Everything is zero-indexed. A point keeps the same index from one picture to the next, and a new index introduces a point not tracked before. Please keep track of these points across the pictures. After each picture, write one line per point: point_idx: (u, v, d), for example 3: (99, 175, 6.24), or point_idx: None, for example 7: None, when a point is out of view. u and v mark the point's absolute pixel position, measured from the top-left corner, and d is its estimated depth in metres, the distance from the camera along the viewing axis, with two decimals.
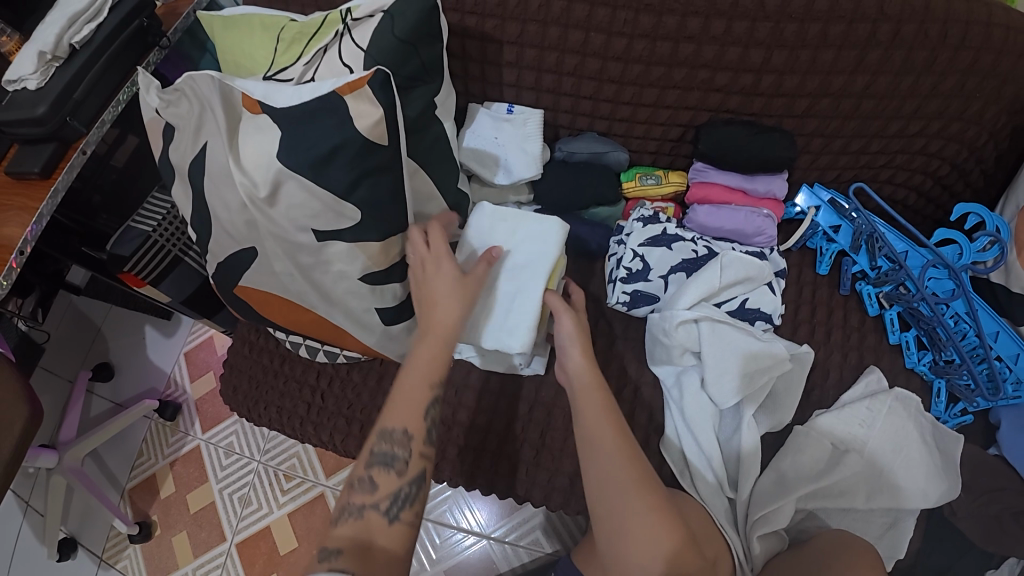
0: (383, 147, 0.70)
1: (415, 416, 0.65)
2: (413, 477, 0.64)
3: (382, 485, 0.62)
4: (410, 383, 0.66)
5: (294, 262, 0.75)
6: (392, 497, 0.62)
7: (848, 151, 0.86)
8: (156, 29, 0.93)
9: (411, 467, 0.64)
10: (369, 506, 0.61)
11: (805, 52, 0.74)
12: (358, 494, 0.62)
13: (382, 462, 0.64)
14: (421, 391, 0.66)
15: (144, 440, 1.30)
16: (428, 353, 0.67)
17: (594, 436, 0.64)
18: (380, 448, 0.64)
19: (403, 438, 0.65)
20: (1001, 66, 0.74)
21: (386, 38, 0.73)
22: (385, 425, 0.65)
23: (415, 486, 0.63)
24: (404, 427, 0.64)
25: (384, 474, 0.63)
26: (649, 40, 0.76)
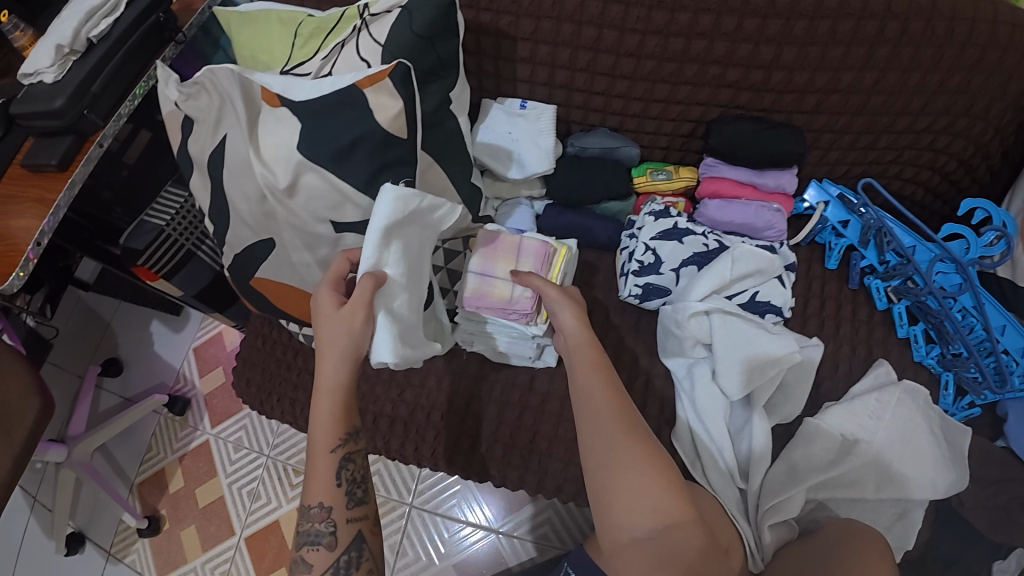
0: (402, 140, 0.71)
1: (329, 485, 0.64)
2: (347, 545, 0.64)
3: (315, 563, 0.63)
4: (313, 451, 0.64)
5: (313, 252, 0.76)
6: (333, 567, 0.63)
7: (856, 147, 0.87)
8: (172, 24, 0.93)
9: (341, 538, 0.64)
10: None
11: (815, 48, 0.76)
12: (298, 574, 0.64)
13: (309, 542, 0.64)
14: (326, 454, 0.64)
15: (152, 435, 1.31)
16: (325, 407, 0.64)
17: (586, 389, 0.65)
18: (306, 527, 0.64)
19: (323, 510, 0.64)
20: (1006, 64, 0.76)
21: (404, 33, 0.74)
22: (306, 503, 0.65)
23: (353, 553, 0.64)
24: (320, 502, 0.64)
25: (314, 553, 0.63)
26: (661, 37, 0.77)
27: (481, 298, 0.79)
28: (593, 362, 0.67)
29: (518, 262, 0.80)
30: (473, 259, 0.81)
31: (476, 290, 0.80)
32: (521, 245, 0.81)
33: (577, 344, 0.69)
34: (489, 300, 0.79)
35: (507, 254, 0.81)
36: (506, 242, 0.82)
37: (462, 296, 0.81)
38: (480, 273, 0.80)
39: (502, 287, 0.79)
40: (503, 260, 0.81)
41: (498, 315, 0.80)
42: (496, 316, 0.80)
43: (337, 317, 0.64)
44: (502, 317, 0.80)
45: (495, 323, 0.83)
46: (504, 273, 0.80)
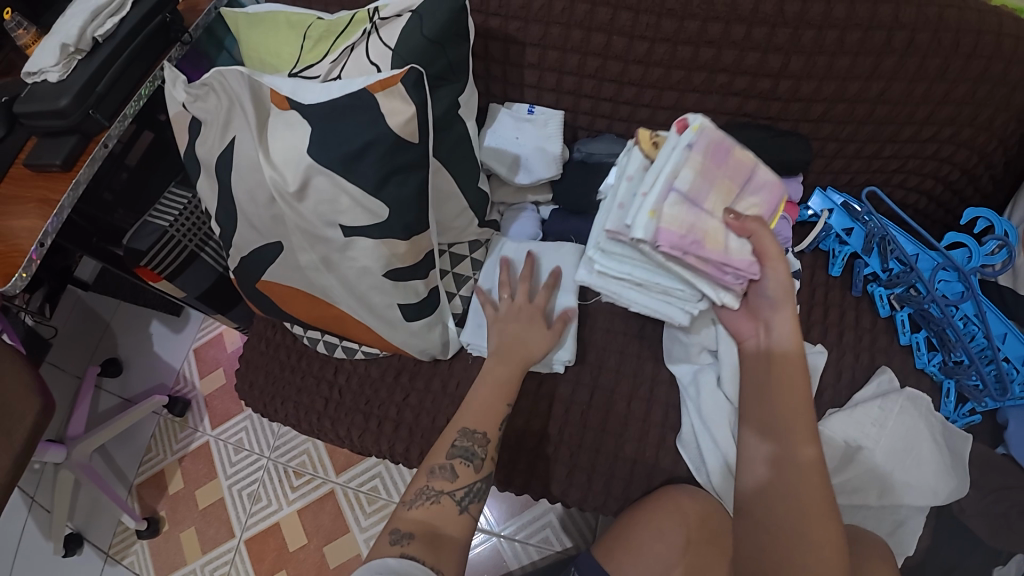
0: (412, 144, 0.71)
1: (492, 420, 0.72)
2: (485, 475, 0.70)
3: (460, 476, 0.68)
4: (491, 401, 0.73)
5: (321, 256, 0.76)
6: (466, 489, 0.68)
7: (861, 155, 0.88)
8: (178, 25, 0.94)
9: (486, 465, 0.70)
10: (446, 492, 0.67)
11: (823, 58, 0.76)
12: (438, 480, 0.67)
13: (463, 456, 0.69)
14: (503, 405, 0.74)
15: (152, 436, 1.30)
16: (503, 370, 0.76)
17: (788, 418, 0.63)
18: (461, 444, 0.70)
19: (483, 439, 0.71)
20: (1011, 75, 0.76)
21: (415, 38, 0.75)
22: (469, 426, 0.72)
23: (485, 485, 0.69)
24: (486, 431, 0.71)
25: (464, 467, 0.69)
26: (670, 44, 0.78)
27: (678, 237, 0.63)
28: (789, 380, 0.65)
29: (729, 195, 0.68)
30: (689, 171, 0.64)
31: (689, 225, 0.64)
32: (751, 175, 0.69)
33: (785, 356, 0.66)
34: (703, 244, 0.64)
35: (726, 183, 0.67)
36: (729, 162, 0.67)
37: (650, 229, 0.63)
38: (690, 203, 0.64)
39: (719, 231, 0.66)
40: (718, 191, 0.67)
41: (705, 261, 0.65)
42: (699, 261, 0.65)
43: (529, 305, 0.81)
44: (709, 269, 0.67)
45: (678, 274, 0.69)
46: (714, 209, 0.66)
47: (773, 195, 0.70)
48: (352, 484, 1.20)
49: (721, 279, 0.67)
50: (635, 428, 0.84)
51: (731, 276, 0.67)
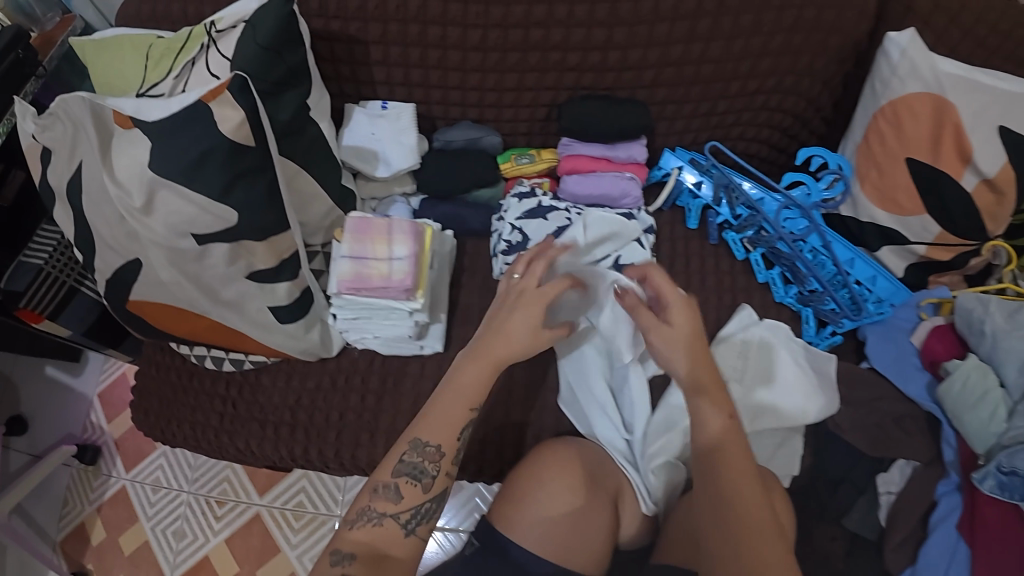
0: (251, 147, 0.74)
1: (453, 433, 0.64)
2: (435, 494, 0.64)
3: (405, 496, 0.62)
4: (456, 402, 0.64)
5: (180, 269, 0.77)
6: (413, 511, 0.62)
7: (699, 114, 0.94)
8: (32, 60, 0.89)
9: (436, 484, 0.64)
10: (389, 515, 0.61)
11: (643, 27, 0.82)
12: (380, 501, 0.62)
13: (410, 474, 0.63)
14: (467, 409, 0.64)
15: (68, 488, 1.24)
16: (479, 366, 0.65)
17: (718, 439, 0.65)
18: (411, 460, 0.63)
19: (436, 453, 0.64)
20: (823, 19, 0.83)
21: (249, 46, 0.76)
22: (420, 438, 0.64)
23: (434, 502, 0.64)
24: (439, 445, 0.63)
25: (410, 488, 0.63)
26: (502, 30, 0.83)
27: (352, 282, 0.81)
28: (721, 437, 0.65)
29: (390, 241, 0.83)
30: (346, 244, 0.83)
31: (357, 272, 0.82)
32: (390, 225, 0.84)
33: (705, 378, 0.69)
34: (368, 282, 0.81)
35: (379, 235, 0.83)
36: (375, 223, 0.84)
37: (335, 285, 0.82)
38: (356, 258, 0.82)
39: (382, 263, 0.82)
40: (376, 244, 0.83)
41: (378, 295, 0.82)
42: (374, 298, 0.82)
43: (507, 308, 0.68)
44: (384, 297, 0.82)
45: (377, 304, 0.83)
46: (379, 253, 0.82)
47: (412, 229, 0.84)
48: (276, 504, 1.19)
49: (394, 296, 0.82)
50: (508, 388, 0.91)
51: (396, 293, 0.81)
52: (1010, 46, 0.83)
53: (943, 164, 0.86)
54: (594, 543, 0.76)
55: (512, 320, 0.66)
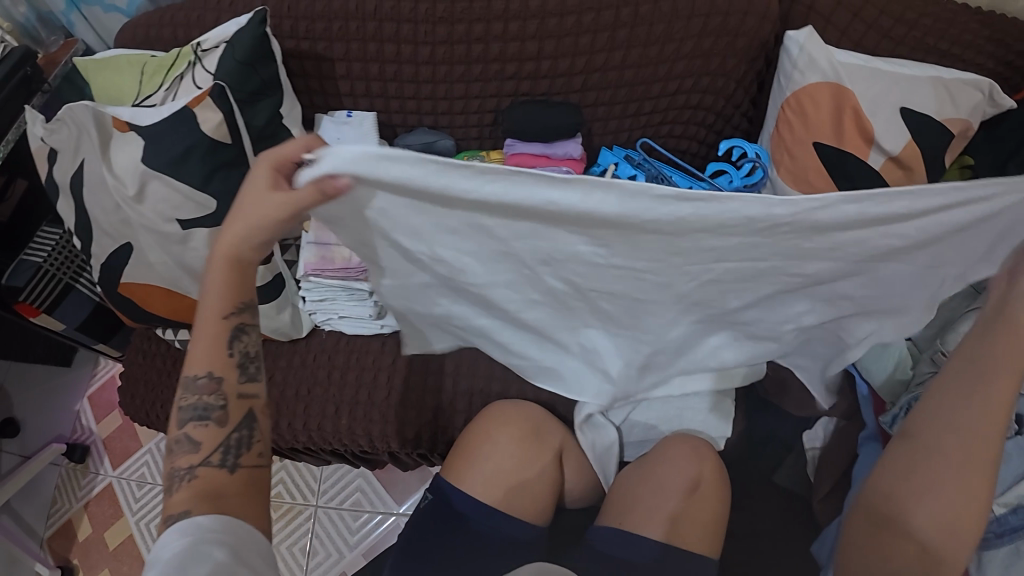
0: (228, 144, 0.85)
1: (219, 354, 0.62)
2: (238, 423, 0.62)
3: (203, 440, 0.59)
4: (203, 317, 0.62)
5: (166, 251, 0.88)
6: (221, 448, 0.60)
7: (628, 114, 1.06)
8: (38, 77, 1.03)
9: (230, 414, 0.61)
10: (197, 464, 0.58)
11: (569, 39, 0.94)
12: (180, 456, 0.59)
13: (195, 418, 0.60)
14: (219, 321, 0.61)
15: (56, 487, 1.31)
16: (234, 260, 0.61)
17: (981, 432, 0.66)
18: (189, 400, 0.61)
19: (210, 385, 0.61)
20: (730, 23, 0.93)
21: (229, 62, 0.88)
22: (189, 375, 0.61)
23: (244, 431, 0.61)
24: (208, 373, 0.61)
25: (202, 429, 0.60)
26: (447, 45, 0.95)
27: (318, 263, 0.94)
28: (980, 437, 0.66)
29: None
30: (311, 231, 0.96)
31: (323, 256, 0.94)
32: None
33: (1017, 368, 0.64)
34: (332, 264, 0.94)
35: None
36: None
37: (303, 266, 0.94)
38: (320, 244, 0.95)
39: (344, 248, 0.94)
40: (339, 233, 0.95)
41: (340, 276, 0.94)
42: (336, 278, 0.94)
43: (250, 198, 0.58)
44: (345, 277, 0.94)
45: (341, 285, 0.95)
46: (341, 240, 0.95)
47: None
48: None
49: (354, 277, 0.94)
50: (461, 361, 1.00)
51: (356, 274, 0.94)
52: (919, 32, 0.95)
53: (848, 146, 0.97)
54: (537, 488, 0.83)
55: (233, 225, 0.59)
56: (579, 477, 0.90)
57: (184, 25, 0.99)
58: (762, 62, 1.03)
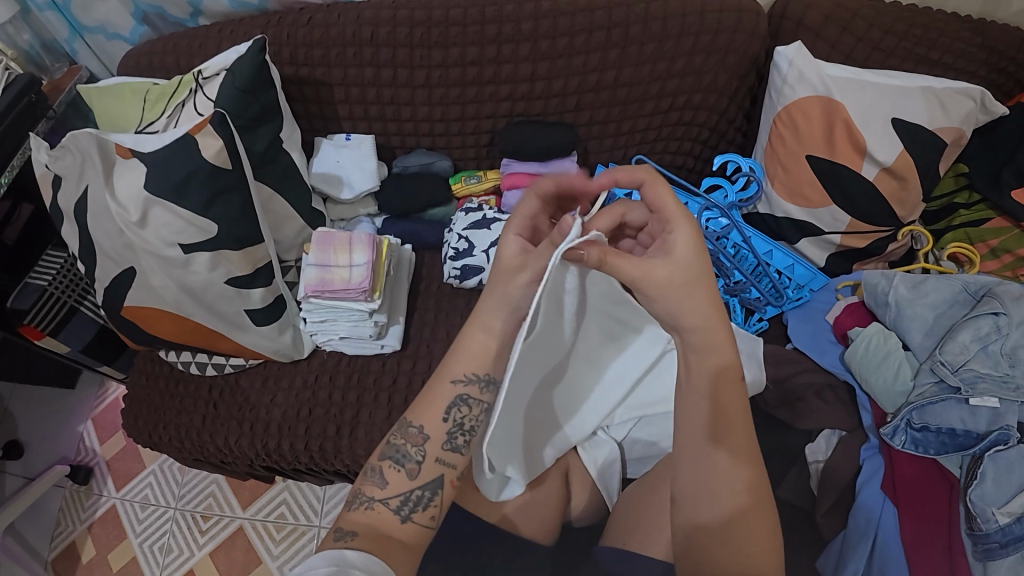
0: (228, 170, 0.87)
1: (436, 416, 0.69)
2: (425, 482, 0.68)
3: (392, 482, 0.68)
4: (440, 378, 0.71)
5: (169, 274, 0.89)
6: (402, 497, 0.67)
7: (623, 132, 1.07)
8: (43, 103, 1.05)
9: (425, 472, 0.68)
10: (378, 500, 0.67)
11: (561, 60, 0.95)
12: (369, 485, 0.68)
13: (393, 460, 0.69)
14: (449, 384, 0.70)
15: (60, 509, 1.31)
16: (473, 346, 0.69)
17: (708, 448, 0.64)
18: (396, 443, 0.70)
19: (419, 438, 0.69)
20: (720, 41, 0.95)
21: (228, 89, 0.88)
22: (409, 420, 0.71)
23: (428, 491, 0.68)
24: (420, 426, 0.69)
25: (394, 474, 0.68)
26: (443, 69, 0.97)
27: (315, 284, 0.93)
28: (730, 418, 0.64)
29: (351, 250, 0.95)
30: (312, 254, 0.95)
31: (321, 277, 0.93)
32: (351, 236, 0.96)
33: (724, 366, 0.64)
34: (331, 285, 0.93)
35: (341, 246, 0.95)
36: (335, 236, 0.96)
37: (301, 289, 0.94)
38: (319, 266, 0.94)
39: (343, 269, 0.93)
40: (338, 253, 0.95)
41: (340, 296, 0.93)
42: (336, 299, 0.94)
43: (506, 267, 0.66)
44: (345, 299, 0.94)
45: (341, 306, 0.95)
46: (341, 261, 0.94)
47: (369, 239, 0.96)
48: (259, 515, 1.26)
49: (354, 298, 0.93)
50: None
51: (355, 294, 0.93)
52: (910, 42, 0.95)
53: (840, 157, 0.98)
54: (545, 509, 0.83)
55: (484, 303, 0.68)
56: (584, 495, 0.89)
57: (186, 53, 1.01)
58: (754, 77, 1.04)
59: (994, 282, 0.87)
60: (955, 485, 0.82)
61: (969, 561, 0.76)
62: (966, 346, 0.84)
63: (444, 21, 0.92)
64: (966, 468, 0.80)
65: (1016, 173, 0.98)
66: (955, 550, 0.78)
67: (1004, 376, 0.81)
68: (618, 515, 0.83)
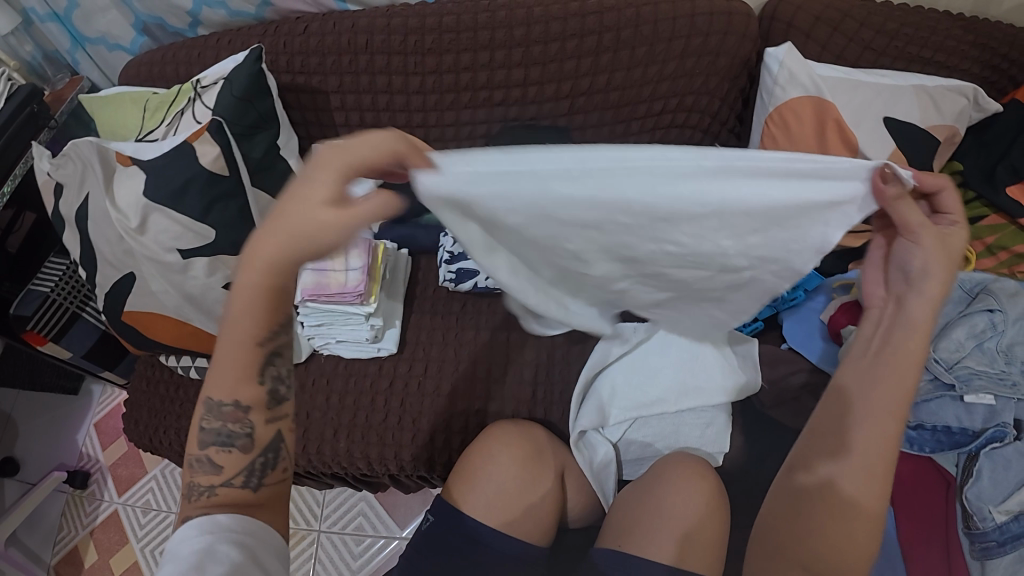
0: (226, 177, 0.88)
1: (250, 384, 0.57)
2: (265, 447, 0.58)
3: (226, 464, 0.56)
4: (234, 336, 0.56)
5: (168, 280, 0.90)
6: (246, 471, 0.57)
7: (616, 135, 1.08)
8: (44, 113, 1.06)
9: (257, 441, 0.58)
10: (218, 484, 0.56)
11: (553, 64, 0.96)
12: (200, 475, 0.56)
13: (217, 442, 0.57)
14: (253, 345, 0.56)
15: (62, 514, 1.33)
16: (271, 249, 0.52)
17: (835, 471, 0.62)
18: (213, 425, 0.57)
19: (236, 413, 0.57)
20: (710, 43, 0.95)
21: (226, 98, 0.90)
22: (212, 396, 0.57)
23: (269, 454, 0.58)
24: (235, 400, 0.57)
25: (224, 455, 0.57)
26: (437, 75, 0.98)
27: (312, 288, 0.94)
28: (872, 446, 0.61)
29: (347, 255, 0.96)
30: None
31: (317, 282, 0.94)
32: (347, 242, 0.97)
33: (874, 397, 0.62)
34: (327, 289, 0.94)
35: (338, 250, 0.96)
36: None
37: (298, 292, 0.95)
38: (316, 270, 0.95)
39: (339, 273, 0.94)
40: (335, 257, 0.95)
41: (336, 300, 0.95)
42: (333, 303, 0.95)
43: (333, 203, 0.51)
44: (341, 303, 0.95)
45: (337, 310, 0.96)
46: (337, 265, 0.95)
47: (366, 245, 0.97)
48: None
49: (350, 301, 0.95)
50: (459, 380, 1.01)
51: (351, 297, 0.94)
52: (901, 41, 0.96)
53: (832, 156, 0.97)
54: (539, 510, 0.83)
55: (293, 202, 0.52)
56: (579, 494, 0.90)
57: (185, 63, 1.03)
58: (745, 79, 1.05)
59: (990, 280, 0.87)
60: (951, 483, 0.82)
61: (966, 559, 0.76)
62: (961, 344, 0.83)
63: (438, 28, 0.93)
64: (962, 465, 0.80)
65: (1010, 170, 0.99)
66: (951, 548, 0.78)
67: (1001, 374, 0.80)
68: (615, 518, 0.82)
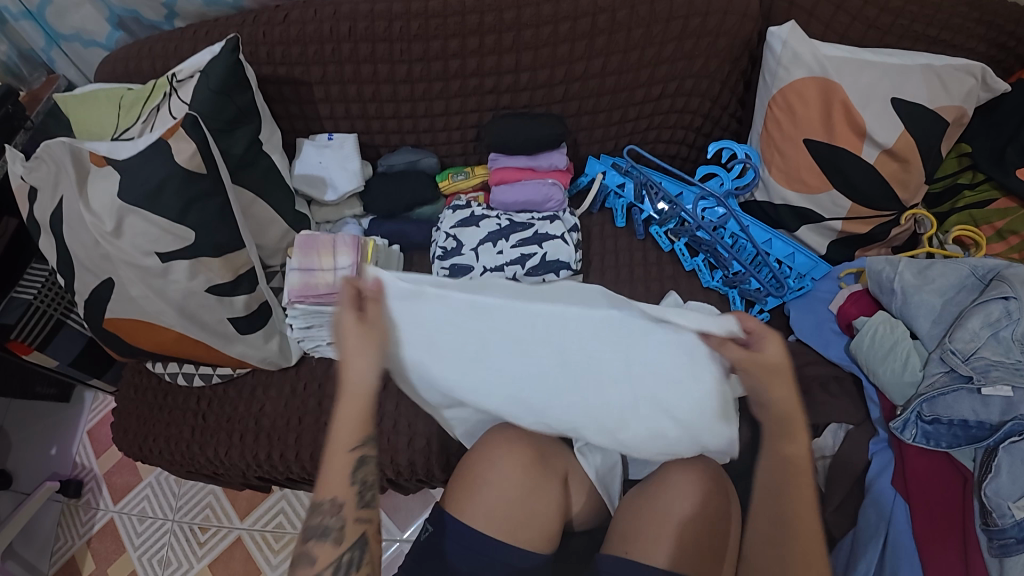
0: (203, 174, 0.84)
1: (344, 483, 0.69)
2: (352, 543, 0.68)
3: (320, 556, 0.66)
4: (334, 450, 0.69)
5: (148, 285, 0.87)
6: (334, 565, 0.66)
7: (613, 121, 1.04)
8: (20, 114, 1.03)
9: (348, 535, 0.68)
10: (313, 574, 0.66)
11: (546, 48, 0.92)
12: (300, 567, 0.67)
13: (318, 535, 0.67)
14: (346, 452, 0.69)
15: (57, 525, 1.30)
16: (355, 390, 0.69)
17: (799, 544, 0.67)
18: (314, 522, 0.68)
19: (335, 507, 0.68)
20: (710, 23, 0.91)
21: (203, 91, 0.85)
22: (318, 500, 0.69)
23: (356, 552, 0.67)
24: (333, 498, 0.68)
25: (322, 547, 0.67)
26: (424, 63, 0.94)
27: (299, 290, 0.91)
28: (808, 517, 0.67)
29: (336, 254, 0.93)
30: (295, 258, 0.93)
31: (305, 282, 0.91)
32: (334, 240, 0.94)
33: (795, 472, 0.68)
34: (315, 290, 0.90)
35: (326, 249, 0.93)
36: (318, 238, 0.94)
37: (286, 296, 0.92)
38: (304, 270, 0.92)
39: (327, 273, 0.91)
40: (321, 257, 0.92)
41: (327, 300, 0.91)
42: (323, 304, 0.92)
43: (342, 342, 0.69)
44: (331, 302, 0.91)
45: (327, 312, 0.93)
46: (326, 265, 0.92)
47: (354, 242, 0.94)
48: (256, 526, 1.24)
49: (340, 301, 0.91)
50: None
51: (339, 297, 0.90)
52: (907, 18, 0.91)
53: (839, 140, 0.94)
54: (544, 517, 0.79)
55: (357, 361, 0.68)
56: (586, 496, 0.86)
57: (162, 56, 0.98)
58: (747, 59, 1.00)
59: (1004, 265, 0.83)
60: (968, 478, 0.78)
61: (984, 557, 0.72)
62: (976, 334, 0.79)
63: (423, 14, 0.89)
64: (980, 460, 0.76)
65: (1020, 152, 0.94)
66: (969, 545, 0.74)
67: (1018, 364, 0.77)
68: (619, 522, 0.79)
